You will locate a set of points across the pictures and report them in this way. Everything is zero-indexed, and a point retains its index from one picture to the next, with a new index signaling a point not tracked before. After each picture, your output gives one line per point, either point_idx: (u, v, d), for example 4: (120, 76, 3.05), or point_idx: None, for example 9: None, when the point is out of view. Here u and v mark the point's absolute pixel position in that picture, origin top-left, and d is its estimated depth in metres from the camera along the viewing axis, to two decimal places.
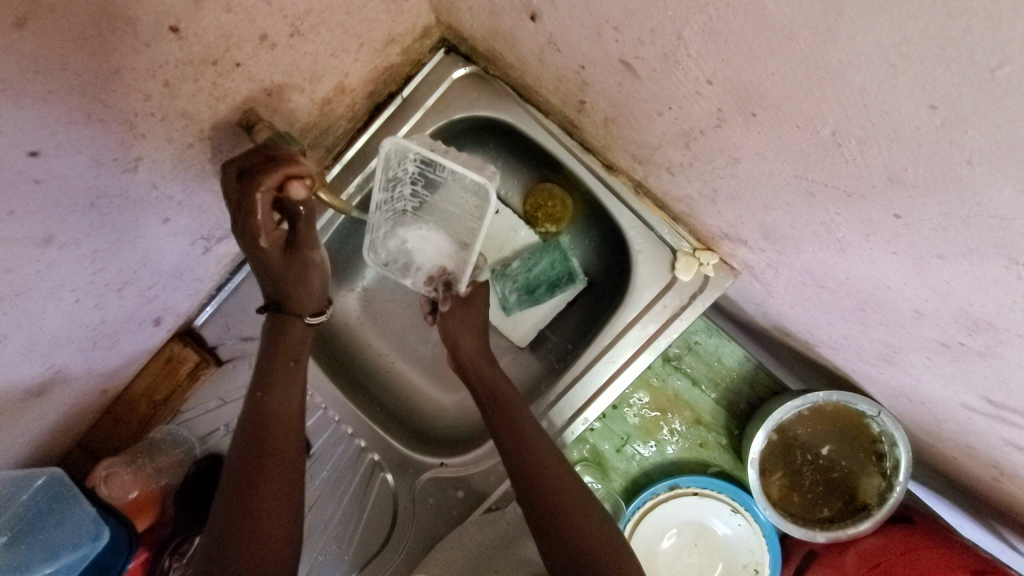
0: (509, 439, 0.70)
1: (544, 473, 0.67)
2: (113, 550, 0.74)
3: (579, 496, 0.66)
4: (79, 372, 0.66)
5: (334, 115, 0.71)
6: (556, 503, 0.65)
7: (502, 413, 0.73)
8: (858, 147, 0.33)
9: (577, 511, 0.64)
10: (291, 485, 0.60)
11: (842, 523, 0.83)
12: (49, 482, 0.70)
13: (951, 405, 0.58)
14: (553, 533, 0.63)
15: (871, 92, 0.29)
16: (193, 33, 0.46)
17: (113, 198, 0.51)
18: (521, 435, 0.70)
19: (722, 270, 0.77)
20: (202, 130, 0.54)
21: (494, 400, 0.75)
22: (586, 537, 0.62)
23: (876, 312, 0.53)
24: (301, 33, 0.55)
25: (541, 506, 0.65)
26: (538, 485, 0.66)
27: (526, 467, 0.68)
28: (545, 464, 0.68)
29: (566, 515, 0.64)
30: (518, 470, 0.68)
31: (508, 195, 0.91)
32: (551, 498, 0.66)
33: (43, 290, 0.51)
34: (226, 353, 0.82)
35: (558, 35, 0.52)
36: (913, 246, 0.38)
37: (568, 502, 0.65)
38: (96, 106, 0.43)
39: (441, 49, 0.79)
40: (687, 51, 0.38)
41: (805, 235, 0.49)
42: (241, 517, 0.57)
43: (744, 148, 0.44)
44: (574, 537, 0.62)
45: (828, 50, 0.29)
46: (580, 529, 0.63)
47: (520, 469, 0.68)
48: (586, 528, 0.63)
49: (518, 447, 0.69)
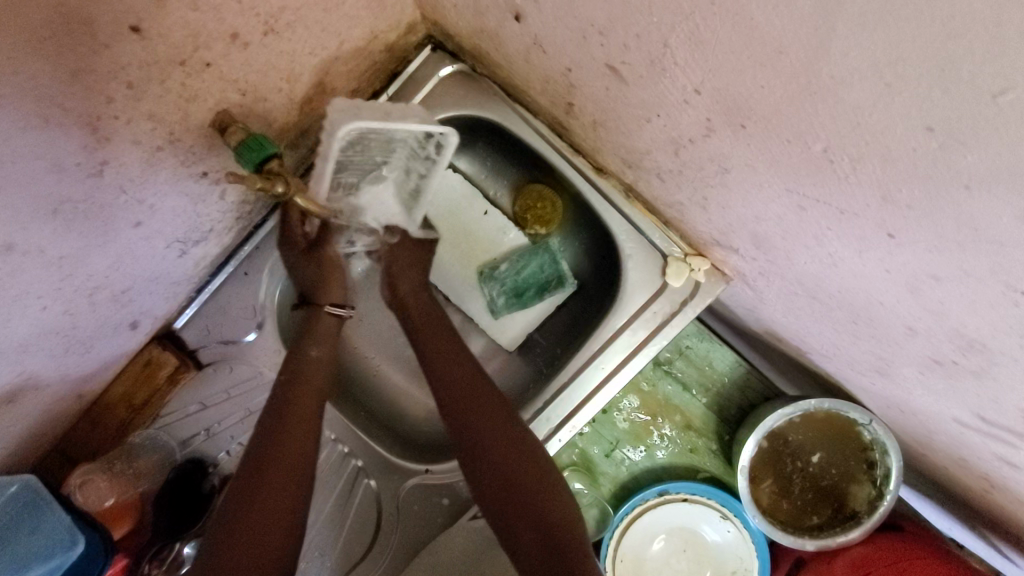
0: (467, 430, 0.66)
1: (511, 467, 0.64)
2: (88, 557, 0.71)
3: (547, 489, 0.62)
4: (51, 378, 0.64)
5: (315, 114, 0.69)
6: (524, 498, 0.62)
7: (457, 401, 0.67)
8: (851, 166, 0.32)
9: (548, 503, 0.61)
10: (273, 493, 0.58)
11: (832, 531, 0.83)
12: (23, 489, 0.68)
13: (944, 420, 0.57)
14: (523, 528, 0.61)
15: (864, 112, 0.27)
16: (157, 32, 0.43)
17: (78, 203, 0.49)
18: (480, 427, 0.66)
19: (714, 275, 0.75)
20: (172, 132, 0.52)
21: (448, 387, 0.69)
22: (561, 529, 0.60)
23: (868, 326, 0.51)
24: (275, 31, 0.53)
25: (507, 501, 0.62)
26: (505, 478, 0.63)
27: (489, 461, 0.64)
28: (510, 455, 0.64)
29: (537, 508, 0.61)
30: (479, 463, 0.64)
31: (496, 196, 0.90)
32: (519, 491, 0.62)
33: (5, 299, 0.49)
34: (206, 356, 0.81)
35: (543, 36, 0.50)
36: (907, 266, 0.36)
37: (536, 495, 0.62)
38: (54, 109, 0.41)
39: (428, 46, 0.76)
40: (674, 59, 0.36)
41: (796, 247, 0.47)
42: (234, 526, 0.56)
43: (734, 159, 0.42)
44: (546, 530, 0.60)
45: (819, 67, 0.27)
46: (553, 523, 0.60)
47: (482, 462, 0.64)
48: (560, 520, 0.60)
49: (479, 440, 0.65)
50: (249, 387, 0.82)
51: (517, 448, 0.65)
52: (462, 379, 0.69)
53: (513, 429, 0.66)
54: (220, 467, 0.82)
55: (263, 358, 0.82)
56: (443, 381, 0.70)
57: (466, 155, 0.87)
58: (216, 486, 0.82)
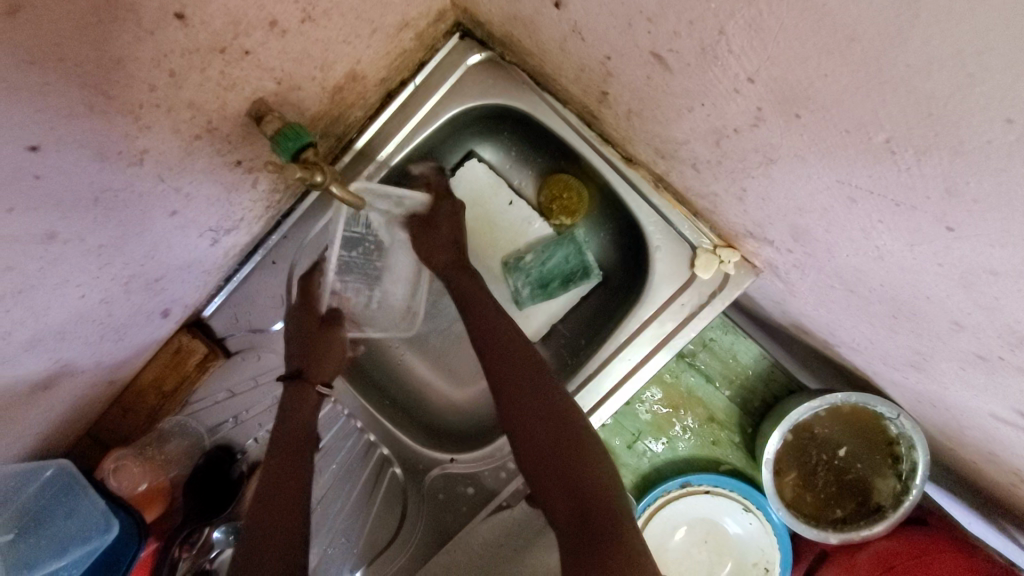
0: (507, 401, 0.71)
1: (546, 435, 0.67)
2: (123, 540, 0.73)
3: (581, 455, 0.65)
4: (87, 365, 0.64)
5: (345, 103, 0.69)
6: (558, 463, 0.65)
7: (498, 376, 0.72)
8: (915, 157, 0.31)
9: (581, 467, 0.64)
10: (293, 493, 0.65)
11: (856, 524, 0.82)
12: (58, 473, 0.69)
13: (979, 418, 0.56)
14: (556, 489, 0.65)
15: (938, 101, 0.27)
16: (200, 20, 0.43)
17: (119, 192, 0.49)
18: (521, 397, 0.70)
19: (743, 267, 0.74)
20: (209, 121, 0.52)
21: (493, 363, 0.73)
22: (594, 492, 0.63)
23: (908, 319, 0.50)
24: (312, 19, 0.53)
25: (544, 464, 0.66)
26: (542, 447, 0.67)
27: (528, 428, 0.68)
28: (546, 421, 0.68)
29: (571, 472, 0.64)
30: (518, 431, 0.69)
31: (521, 186, 0.89)
32: (554, 456, 0.66)
33: (47, 286, 0.49)
34: (234, 344, 0.82)
35: (583, 24, 0.49)
36: (964, 259, 0.35)
37: (570, 460, 0.65)
38: (98, 97, 0.41)
39: (456, 34, 0.76)
40: (729, 46, 0.36)
41: (839, 239, 0.47)
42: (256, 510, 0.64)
43: (782, 149, 0.41)
44: (577, 491, 0.63)
45: (894, 54, 0.27)
46: (586, 485, 0.63)
47: (525, 430, 0.69)
48: (592, 483, 0.63)
49: (519, 410, 0.70)
50: (275, 375, 0.83)
51: (555, 416, 0.68)
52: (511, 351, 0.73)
53: (550, 399, 0.69)
54: (247, 454, 0.85)
55: None
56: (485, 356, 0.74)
57: (491, 145, 0.86)
58: (244, 472, 0.84)
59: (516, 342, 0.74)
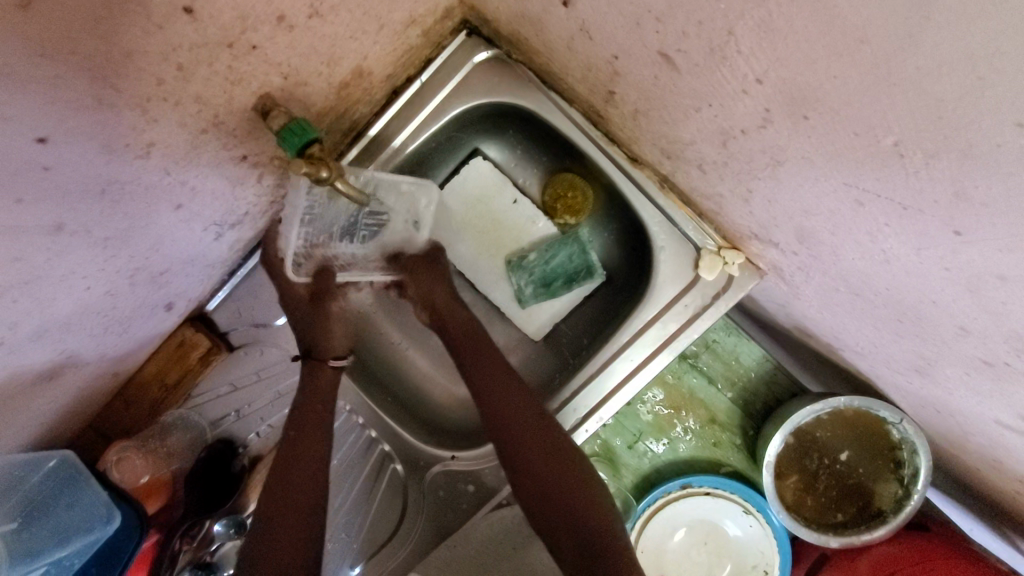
0: (509, 439, 0.70)
1: (550, 474, 0.68)
2: (125, 531, 0.74)
3: (586, 495, 0.66)
4: (91, 357, 0.65)
5: (351, 99, 0.69)
6: (563, 504, 0.66)
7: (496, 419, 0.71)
8: (924, 160, 0.31)
9: (586, 507, 0.66)
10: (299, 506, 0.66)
11: (856, 528, 0.82)
12: (60, 465, 0.69)
13: (983, 424, 0.56)
14: (560, 528, 0.66)
15: (950, 105, 0.27)
16: (209, 14, 0.43)
17: (125, 184, 0.49)
18: (523, 436, 0.70)
19: (748, 268, 0.74)
20: (216, 115, 0.52)
21: (492, 402, 0.72)
22: (601, 535, 0.65)
23: (913, 324, 0.50)
24: (319, 14, 0.53)
25: (548, 504, 0.67)
26: (545, 486, 0.67)
27: (530, 468, 0.68)
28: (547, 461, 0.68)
29: (576, 511, 0.66)
30: (520, 469, 0.69)
31: (526, 185, 0.89)
32: (559, 496, 0.67)
33: (53, 278, 0.49)
34: (237, 339, 0.83)
35: (591, 24, 0.49)
36: (972, 264, 0.35)
37: (575, 500, 0.66)
38: (106, 90, 0.41)
39: (463, 31, 0.75)
40: (738, 47, 0.36)
41: (845, 242, 0.47)
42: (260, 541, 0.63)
43: (789, 151, 0.41)
44: (583, 531, 0.65)
45: (906, 57, 0.26)
46: (590, 526, 0.65)
47: (524, 470, 0.68)
48: (596, 523, 0.65)
49: (521, 449, 0.69)
50: (278, 370, 0.85)
51: (557, 455, 0.68)
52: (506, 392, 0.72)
53: (552, 438, 0.69)
54: (249, 447, 0.86)
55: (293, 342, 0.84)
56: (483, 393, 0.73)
57: (496, 143, 0.86)
58: (245, 465, 0.86)
59: (511, 384, 0.73)
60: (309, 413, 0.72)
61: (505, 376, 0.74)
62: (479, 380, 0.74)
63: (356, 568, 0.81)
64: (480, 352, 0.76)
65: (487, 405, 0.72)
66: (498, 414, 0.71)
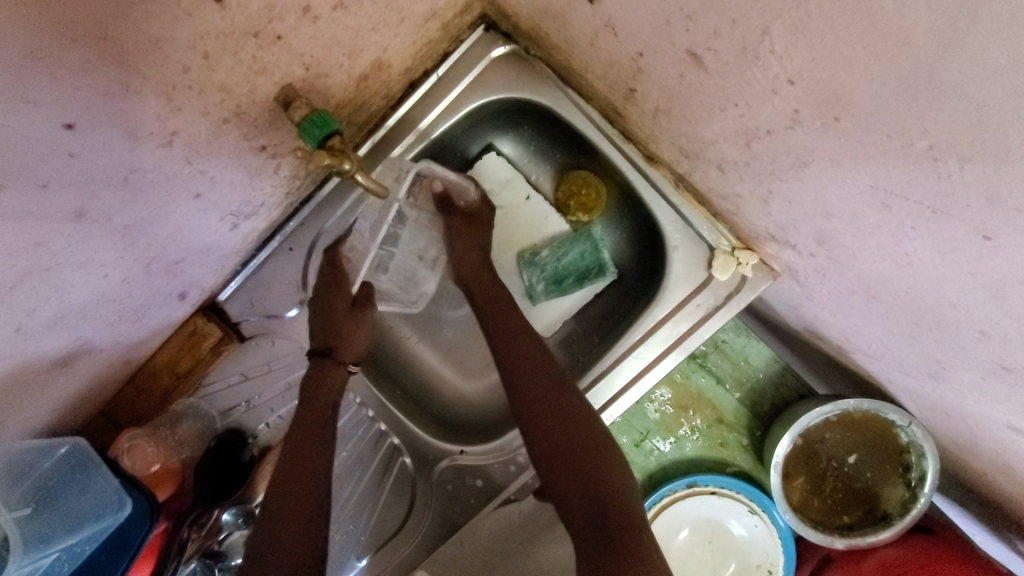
0: (526, 406, 0.71)
1: (566, 437, 0.68)
2: (135, 520, 0.73)
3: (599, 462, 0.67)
4: (106, 344, 0.65)
5: (369, 92, 0.69)
6: (575, 466, 0.67)
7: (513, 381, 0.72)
8: (958, 165, 0.31)
9: (600, 473, 0.66)
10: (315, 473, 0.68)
11: (862, 530, 0.82)
12: (70, 452, 0.69)
13: (994, 428, 0.56)
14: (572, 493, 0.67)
15: (991, 109, 0.27)
16: (236, 4, 0.43)
17: (146, 172, 0.49)
18: (542, 404, 0.70)
19: (761, 270, 0.74)
20: (238, 105, 0.52)
21: (511, 364, 0.73)
22: (611, 497, 0.65)
23: (931, 327, 0.50)
24: (344, 6, 0.52)
25: (562, 469, 0.67)
26: (557, 451, 0.68)
27: (546, 430, 0.69)
28: (560, 423, 0.69)
29: (588, 476, 0.66)
30: (537, 439, 0.69)
31: (539, 182, 0.89)
32: (575, 460, 0.67)
33: (73, 263, 0.49)
34: (249, 329, 0.83)
35: (617, 20, 0.49)
36: (998, 270, 0.35)
37: (590, 468, 0.67)
38: (134, 77, 0.41)
39: (481, 26, 0.75)
40: (772, 47, 0.36)
41: (866, 245, 0.47)
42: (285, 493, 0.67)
43: (816, 152, 0.41)
44: (595, 494, 0.66)
45: (949, 60, 0.26)
46: (605, 490, 0.66)
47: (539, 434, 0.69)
48: (610, 486, 0.66)
49: (538, 416, 0.70)
50: (290, 361, 0.85)
51: (573, 419, 0.69)
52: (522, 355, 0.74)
53: (570, 407, 0.70)
54: (258, 438, 0.86)
55: (305, 333, 0.84)
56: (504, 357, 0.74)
57: (510, 139, 0.86)
58: (255, 456, 0.86)
59: (528, 338, 0.75)
60: (320, 406, 0.72)
61: (526, 343, 0.74)
62: (502, 346, 0.75)
63: (363, 560, 0.81)
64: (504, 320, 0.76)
65: (507, 370, 0.73)
66: (518, 376, 0.72)
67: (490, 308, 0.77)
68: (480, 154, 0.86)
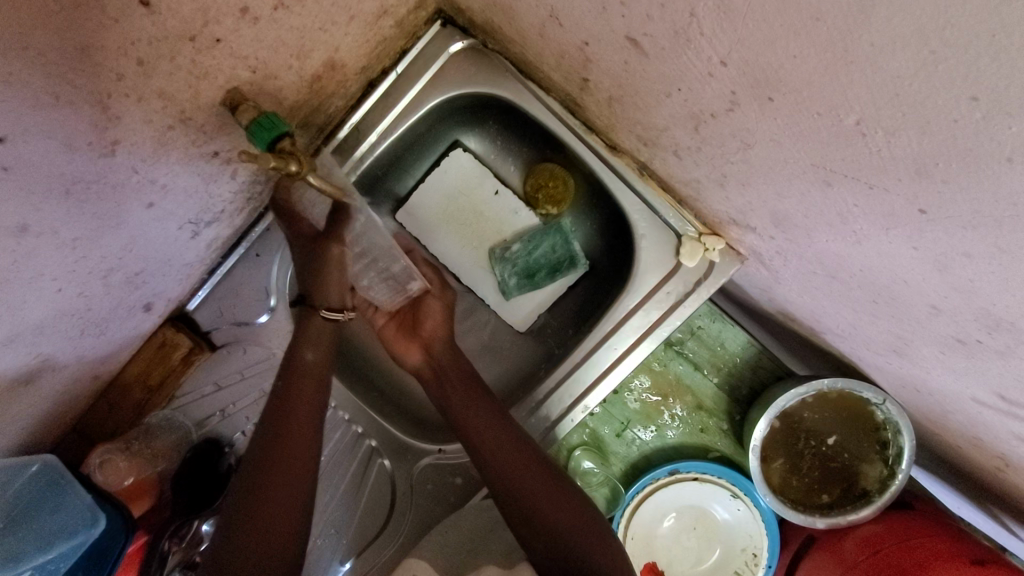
0: (482, 437, 0.71)
1: (550, 505, 0.65)
2: (111, 534, 0.73)
3: (554, 489, 0.67)
4: (69, 360, 0.64)
5: (324, 92, 0.68)
6: (533, 497, 0.66)
7: (470, 413, 0.73)
8: (885, 139, 0.31)
9: (554, 502, 0.66)
10: (281, 464, 0.63)
11: (842, 509, 0.82)
12: (42, 470, 0.68)
13: (961, 402, 0.56)
14: (533, 526, 0.65)
15: (904, 81, 0.27)
16: (167, 8, 0.42)
17: (91, 183, 0.49)
18: (499, 439, 0.70)
19: (729, 254, 0.74)
20: (182, 111, 0.52)
21: (494, 453, 0.69)
22: (569, 526, 0.64)
23: (888, 304, 0.50)
24: (285, 6, 0.51)
25: (521, 495, 0.66)
26: (551, 534, 0.64)
27: (510, 471, 0.68)
28: (521, 450, 0.69)
29: (544, 506, 0.65)
30: (496, 467, 0.69)
31: (506, 176, 0.89)
32: (536, 488, 0.67)
33: (22, 279, 0.48)
34: (219, 338, 0.82)
35: (560, 9, 0.49)
36: (938, 244, 0.35)
37: (547, 498, 0.66)
38: (64, 87, 0.40)
39: (438, 21, 0.75)
40: (700, 29, 0.36)
41: (818, 224, 0.46)
42: (247, 490, 0.61)
43: (757, 134, 0.41)
44: (552, 526, 0.64)
45: (861, 32, 0.26)
46: (563, 525, 0.64)
47: (502, 463, 0.69)
48: (570, 523, 0.64)
49: (495, 449, 0.69)
50: (261, 369, 0.83)
51: (540, 467, 0.68)
52: (473, 396, 0.74)
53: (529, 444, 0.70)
54: (235, 447, 0.84)
55: (275, 338, 0.83)
56: (483, 450, 0.70)
57: (476, 134, 0.85)
58: (233, 465, 0.83)
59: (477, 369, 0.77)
60: None
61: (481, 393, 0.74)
62: (460, 384, 0.75)
63: (346, 564, 0.80)
64: (483, 407, 0.73)
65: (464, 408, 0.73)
66: (476, 423, 0.72)
67: (472, 400, 0.73)
68: (419, 180, 0.86)
